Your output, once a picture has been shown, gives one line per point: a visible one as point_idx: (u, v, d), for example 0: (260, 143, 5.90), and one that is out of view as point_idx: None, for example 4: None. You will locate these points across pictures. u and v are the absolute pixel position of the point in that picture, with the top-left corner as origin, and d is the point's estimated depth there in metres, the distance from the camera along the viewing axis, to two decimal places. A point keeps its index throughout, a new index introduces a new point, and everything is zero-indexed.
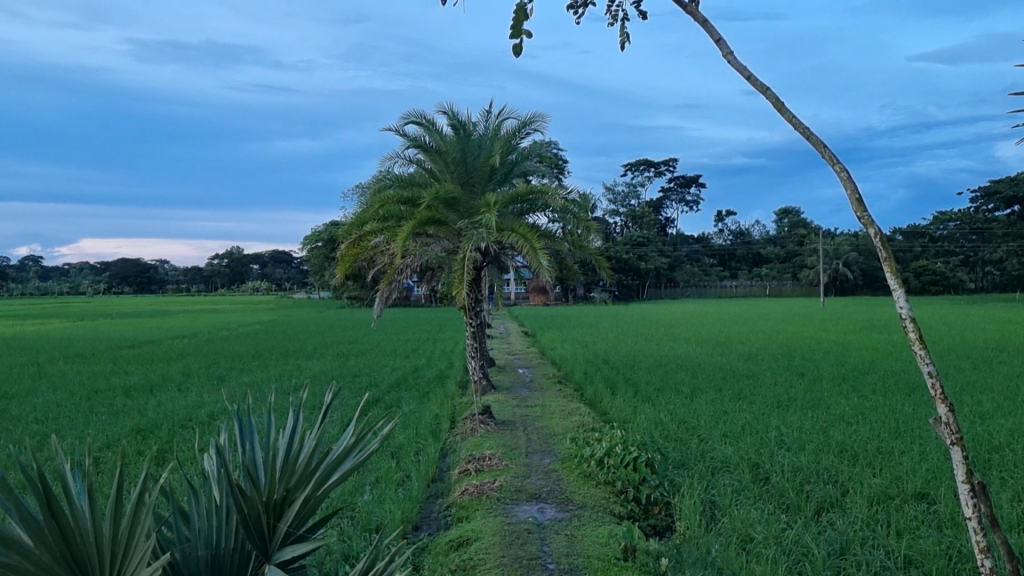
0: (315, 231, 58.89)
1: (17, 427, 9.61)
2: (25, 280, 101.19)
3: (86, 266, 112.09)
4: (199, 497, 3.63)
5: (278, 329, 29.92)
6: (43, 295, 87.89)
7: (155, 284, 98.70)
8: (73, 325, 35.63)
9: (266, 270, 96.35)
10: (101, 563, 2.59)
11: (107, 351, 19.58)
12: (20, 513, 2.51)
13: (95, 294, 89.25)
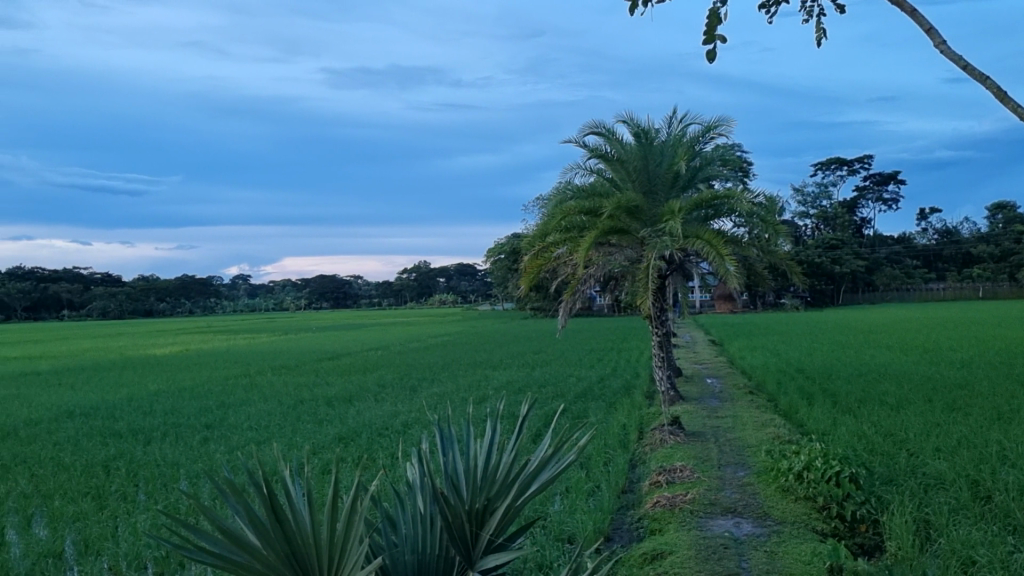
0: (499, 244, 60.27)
1: (234, 435, 10.37)
2: (236, 297, 109.95)
3: (287, 283, 120.27)
4: (406, 505, 3.73)
5: (469, 340, 30.79)
6: (254, 312, 94.61)
7: (350, 298, 104.23)
8: (284, 339, 38.31)
9: (452, 283, 99.51)
10: (320, 565, 2.82)
11: (309, 363, 20.75)
12: (248, 516, 2.78)
13: (297, 309, 95.50)
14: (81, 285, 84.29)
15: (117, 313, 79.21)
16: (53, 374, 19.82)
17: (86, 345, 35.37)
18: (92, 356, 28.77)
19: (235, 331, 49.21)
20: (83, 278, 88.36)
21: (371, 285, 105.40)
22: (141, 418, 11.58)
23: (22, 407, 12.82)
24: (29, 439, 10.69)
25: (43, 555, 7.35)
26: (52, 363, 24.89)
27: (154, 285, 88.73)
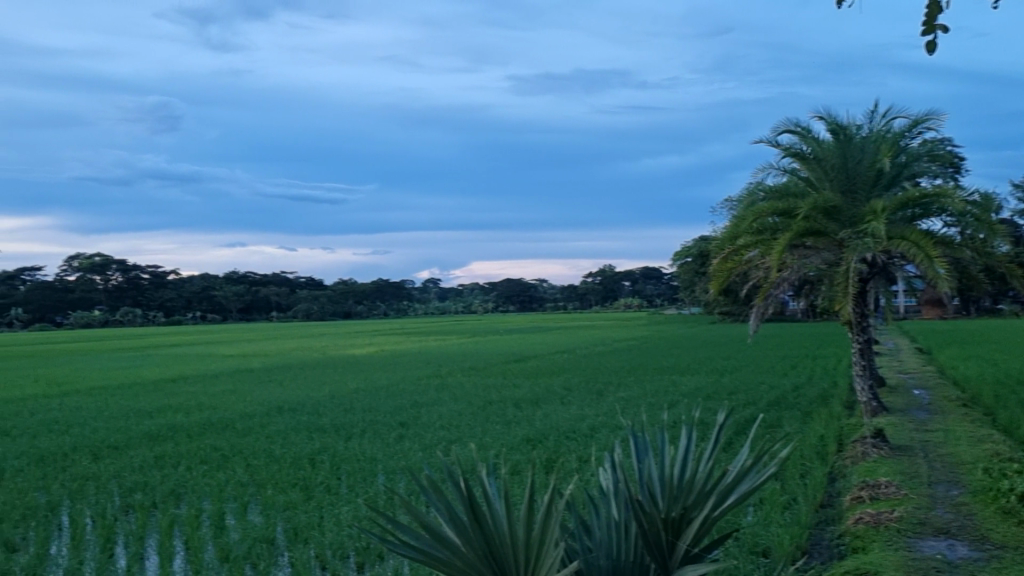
0: (685, 246, 59.28)
1: (428, 433, 10.76)
2: (427, 299, 114.58)
3: (475, 285, 123.84)
4: (599, 510, 4.21)
5: (659, 345, 30.37)
6: (443, 314, 97.65)
7: (535, 301, 105.77)
8: (477, 341, 39.36)
9: (636, 287, 98.65)
10: (515, 560, 3.71)
11: (498, 365, 21.21)
12: (453, 517, 3.78)
13: (483, 311, 97.92)
14: (287, 288, 90.26)
15: (319, 315, 84.21)
16: (266, 371, 21.27)
17: (298, 346, 37.83)
18: (299, 354, 30.75)
19: (431, 332, 50.96)
20: (289, 282, 94.57)
21: (555, 288, 106.48)
22: (342, 415, 12.24)
23: (239, 402, 13.86)
24: (245, 432, 11.57)
25: (258, 540, 7.88)
26: (265, 361, 26.77)
27: (351, 288, 93.62)
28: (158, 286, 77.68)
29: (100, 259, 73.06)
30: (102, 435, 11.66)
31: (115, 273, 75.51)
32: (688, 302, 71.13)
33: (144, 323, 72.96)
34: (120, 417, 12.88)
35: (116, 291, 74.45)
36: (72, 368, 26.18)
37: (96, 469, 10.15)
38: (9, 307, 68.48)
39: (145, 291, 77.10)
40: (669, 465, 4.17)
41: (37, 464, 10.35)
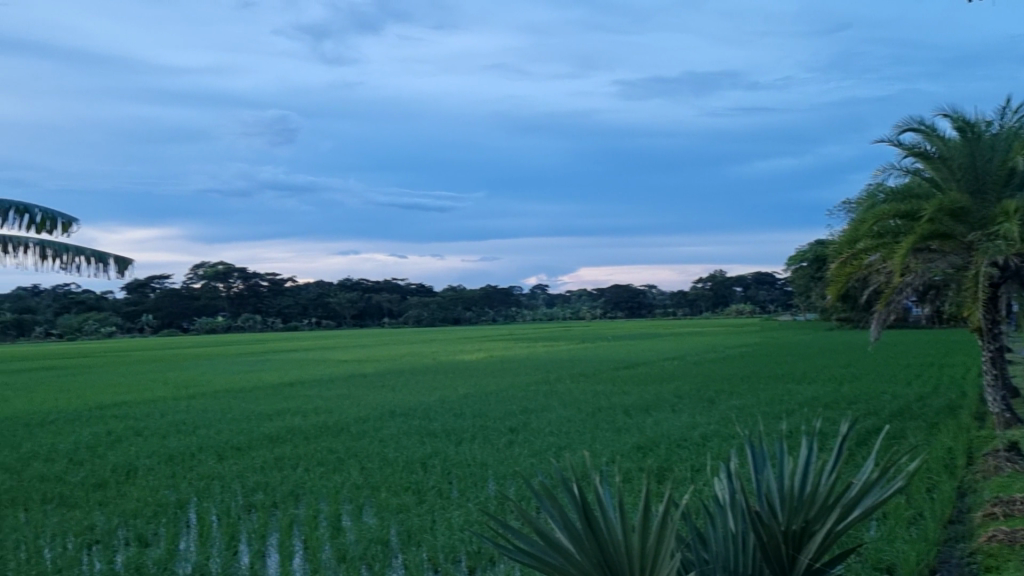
0: (800, 251, 57.67)
1: (537, 439, 10.79)
2: (534, 305, 115.05)
3: (583, 291, 123.70)
4: (715, 522, 4.09)
5: (775, 352, 29.62)
6: (551, 320, 97.78)
7: (644, 307, 104.78)
8: (586, 347, 39.29)
9: (748, 293, 96.52)
10: (631, 571, 3.67)
11: (606, 371, 21.10)
12: (565, 522, 3.80)
13: (591, 317, 97.64)
14: (398, 295, 92.24)
15: (429, 320, 85.77)
16: (380, 376, 21.79)
17: (412, 351, 38.71)
18: (411, 359, 31.43)
19: (542, 339, 51.14)
20: (400, 289, 96.65)
21: (664, 294, 105.33)
22: (453, 420, 12.40)
23: (353, 406, 14.23)
24: (360, 435, 11.88)
25: (372, 541, 8.06)
26: (379, 366, 27.46)
27: (460, 295, 94.89)
28: (276, 293, 80.77)
29: (223, 267, 76.10)
30: (226, 436, 12.17)
31: (236, 280, 79.02)
32: (804, 309, 69.06)
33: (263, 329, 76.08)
34: (242, 419, 13.42)
35: (237, 298, 77.76)
36: (201, 372, 27.53)
37: (220, 468, 10.60)
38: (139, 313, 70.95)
39: (264, 298, 80.30)
40: (788, 477, 4.06)
41: (166, 463, 10.90)
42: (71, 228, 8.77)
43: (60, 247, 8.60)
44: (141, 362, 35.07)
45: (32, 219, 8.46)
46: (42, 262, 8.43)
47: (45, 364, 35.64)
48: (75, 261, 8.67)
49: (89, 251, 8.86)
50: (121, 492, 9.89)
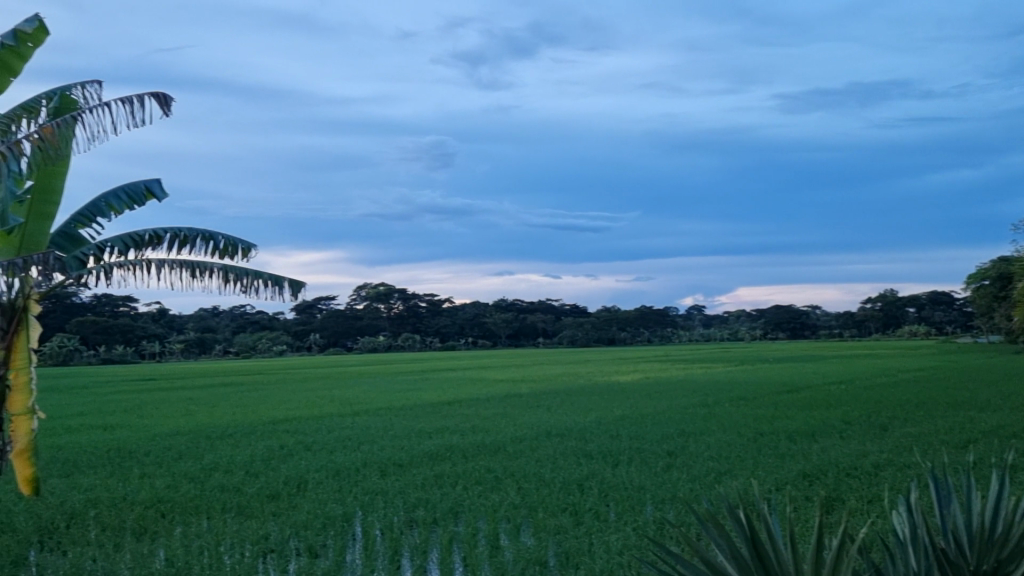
0: (982, 268, 53.79)
1: (696, 464, 10.55)
2: (690, 326, 112.68)
3: (741, 312, 120.15)
4: (895, 558, 3.81)
5: (957, 377, 27.65)
6: (708, 340, 95.41)
7: (806, 328, 100.59)
8: (749, 369, 38.02)
9: (922, 313, 90.87)
10: None
11: (767, 395, 20.38)
12: (731, 552, 3.67)
13: (750, 339, 94.62)
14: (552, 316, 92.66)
15: (583, 340, 85.66)
16: (537, 396, 21.92)
17: (570, 371, 38.89)
18: (566, 380, 31.45)
19: (703, 360, 50.06)
20: (554, 308, 97.04)
21: (828, 315, 100.76)
22: (609, 442, 12.32)
23: (510, 426, 14.39)
24: (517, 455, 11.99)
25: (531, 561, 8.07)
26: (535, 387, 27.64)
27: (614, 315, 94.24)
28: (434, 313, 82.82)
29: (384, 289, 78.73)
30: (389, 453, 12.58)
31: (397, 301, 81.76)
32: (987, 330, 64.14)
33: (422, 348, 78.68)
34: (403, 436, 13.84)
35: (398, 318, 80.27)
36: (366, 389, 28.70)
37: (383, 484, 10.93)
38: (307, 333, 75.26)
39: (423, 318, 82.52)
40: (976, 513, 3.80)
41: (333, 477, 11.37)
42: (250, 253, 9.32)
43: (241, 271, 9.17)
44: (314, 379, 37.15)
45: (217, 246, 9.06)
46: (225, 285, 9.01)
47: (230, 379, 38.49)
48: (254, 284, 9.21)
49: (266, 274, 9.38)
50: (292, 504, 10.38)
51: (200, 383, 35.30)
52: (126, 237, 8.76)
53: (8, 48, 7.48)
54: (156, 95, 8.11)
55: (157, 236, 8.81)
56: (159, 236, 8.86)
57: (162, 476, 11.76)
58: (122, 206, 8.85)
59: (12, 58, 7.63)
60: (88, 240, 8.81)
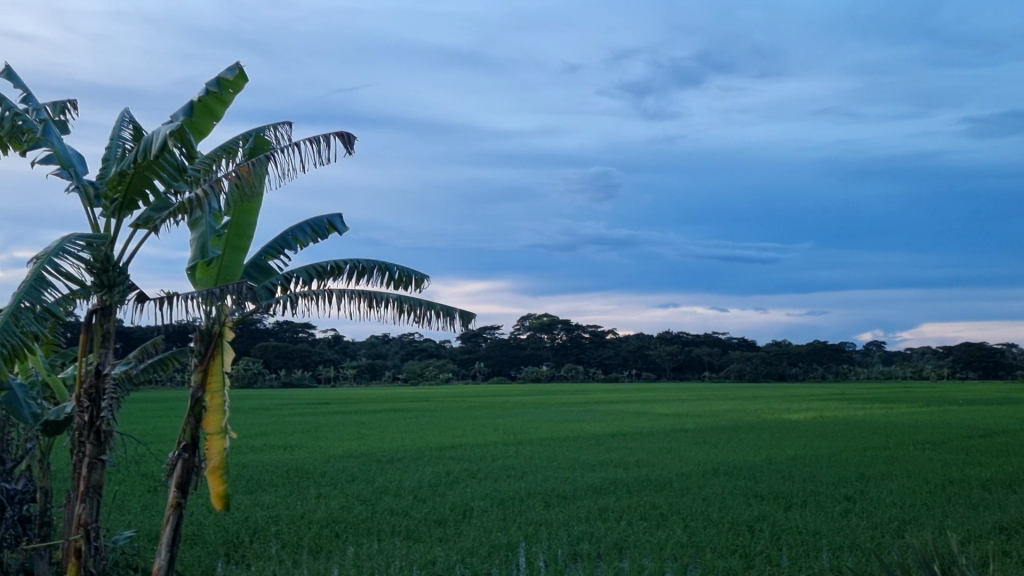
0: None
1: (877, 510, 9.98)
2: (869, 363, 106.24)
3: (926, 349, 112.20)
4: None
5: None
6: (889, 377, 89.62)
7: (1002, 368, 92.58)
8: (945, 411, 35.06)
9: None
10: None
11: (959, 440, 18.91)
12: None
13: (937, 378, 88.11)
14: (719, 348, 89.93)
15: (752, 375, 82.42)
16: (702, 431, 21.37)
17: (741, 407, 37.55)
18: (737, 417, 30.36)
19: (890, 401, 46.71)
20: (719, 339, 94.20)
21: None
22: (781, 483, 11.85)
23: (676, 461, 14.11)
24: (683, 491, 11.73)
25: None
26: (704, 423, 26.87)
27: (787, 349, 90.23)
28: (597, 343, 82.31)
29: (549, 319, 78.94)
30: (554, 484, 12.61)
31: (560, 332, 81.39)
32: None
33: (584, 379, 78.65)
34: (567, 468, 13.86)
35: (562, 348, 80.33)
36: (529, 418, 28.84)
37: (548, 515, 10.96)
38: (472, 361, 77.03)
39: (586, 348, 82.18)
40: None
41: (498, 506, 11.49)
42: (423, 284, 9.61)
43: (414, 301, 9.48)
44: (481, 407, 37.89)
45: (392, 276, 9.41)
46: (399, 315, 9.33)
47: (402, 404, 39.93)
48: (426, 315, 9.49)
49: (438, 305, 9.64)
50: (458, 530, 10.55)
51: (375, 408, 36.80)
52: (310, 269, 9.25)
53: (212, 94, 8.11)
54: (340, 134, 8.56)
55: (338, 267, 9.24)
56: (339, 266, 9.29)
57: (337, 496, 12.27)
58: (307, 239, 9.37)
59: (215, 103, 8.25)
60: (276, 271, 9.37)
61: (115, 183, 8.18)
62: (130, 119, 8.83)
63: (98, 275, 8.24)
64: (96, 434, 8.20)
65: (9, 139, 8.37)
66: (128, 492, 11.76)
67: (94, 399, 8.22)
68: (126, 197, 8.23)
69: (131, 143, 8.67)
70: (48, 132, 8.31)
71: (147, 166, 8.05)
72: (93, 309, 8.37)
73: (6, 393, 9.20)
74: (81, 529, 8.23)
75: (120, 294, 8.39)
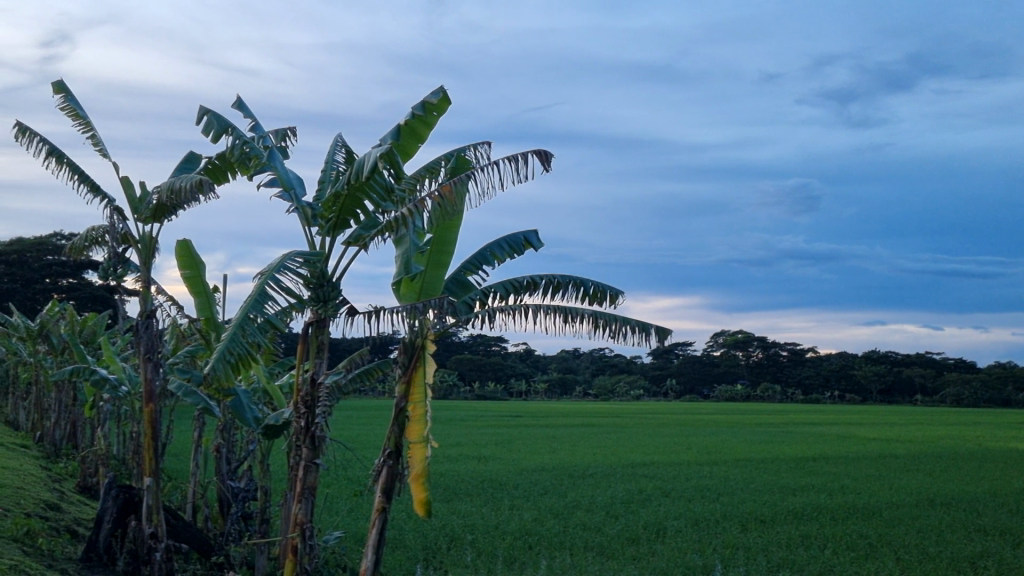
0: None
1: None
2: None
3: None
4: None
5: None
6: None
7: None
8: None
9: None
10: None
11: None
12: None
13: None
14: (935, 369, 83.26)
15: (973, 400, 75.46)
16: (916, 459, 19.83)
17: (969, 435, 34.07)
18: (958, 444, 27.98)
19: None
20: (934, 360, 86.87)
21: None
22: (1005, 518, 10.86)
23: (884, 489, 13.24)
24: (893, 522, 11.01)
25: None
26: (920, 449, 24.99)
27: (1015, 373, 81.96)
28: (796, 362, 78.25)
29: (743, 336, 75.97)
30: (752, 507, 12.18)
31: (757, 351, 76.67)
32: None
33: (782, 400, 75.07)
34: (766, 491, 13.34)
35: (757, 366, 76.91)
36: (725, 438, 28.05)
37: (745, 539, 10.60)
38: (664, 377, 76.35)
39: (785, 368, 77.63)
40: None
41: (693, 527, 11.23)
42: (618, 300, 9.58)
43: (610, 317, 9.46)
44: (675, 425, 37.21)
45: (587, 291, 9.45)
46: (594, 330, 9.35)
47: (596, 419, 39.87)
48: (622, 330, 9.45)
49: (633, 321, 9.58)
50: (652, 550, 10.38)
51: (567, 422, 36.90)
52: (507, 284, 9.46)
53: (417, 117, 8.49)
54: (538, 152, 8.71)
55: (534, 282, 9.39)
56: (535, 282, 9.44)
57: (529, 509, 12.43)
58: (504, 255, 9.59)
59: (420, 126, 8.62)
60: (474, 286, 9.65)
61: (330, 205, 8.75)
62: (343, 144, 9.41)
63: (315, 290, 8.79)
64: (311, 439, 8.73)
65: (238, 165, 9.17)
66: (336, 494, 12.48)
67: (310, 406, 8.77)
68: (340, 217, 8.77)
69: (343, 166, 9.25)
70: (272, 157, 9.02)
71: (359, 188, 8.53)
72: (309, 321, 8.96)
73: (232, 398, 10.00)
74: (297, 527, 8.76)
75: (333, 307, 8.92)
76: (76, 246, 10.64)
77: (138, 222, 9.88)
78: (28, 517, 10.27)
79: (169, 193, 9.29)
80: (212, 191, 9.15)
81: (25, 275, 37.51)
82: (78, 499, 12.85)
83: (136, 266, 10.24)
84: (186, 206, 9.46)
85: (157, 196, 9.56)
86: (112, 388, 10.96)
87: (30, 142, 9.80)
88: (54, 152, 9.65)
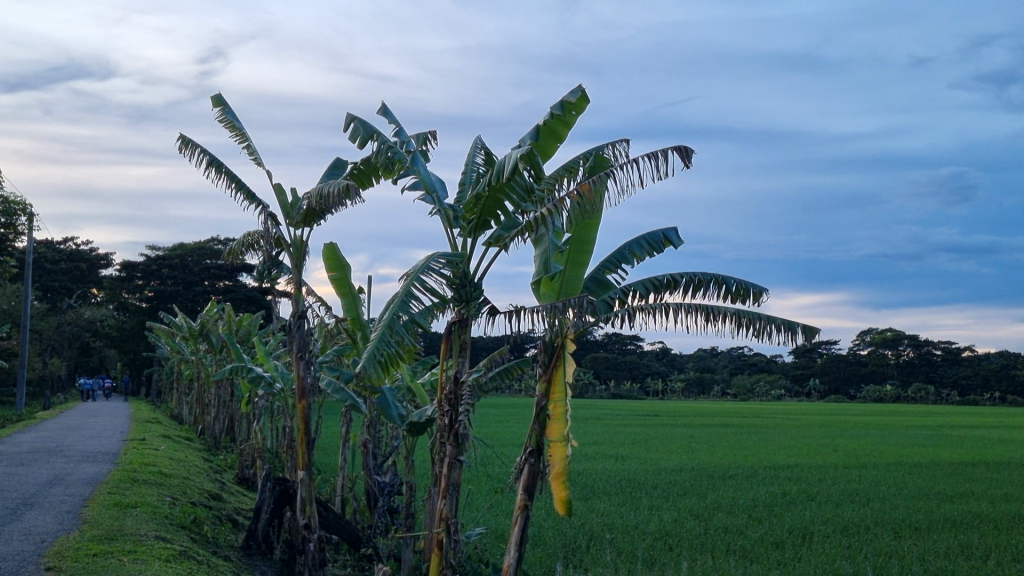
0: None
1: None
2: None
3: None
4: None
5: None
6: None
7: None
8: None
9: None
10: None
11: None
12: None
13: None
14: None
15: None
16: None
17: None
18: None
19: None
20: None
21: None
22: None
23: None
24: None
25: None
26: None
27: None
28: (952, 362, 73.34)
29: (892, 334, 71.93)
30: (905, 513, 11.64)
31: (908, 347, 73.75)
32: None
33: (936, 401, 71.26)
34: (920, 497, 12.71)
35: (908, 366, 73.05)
36: (878, 442, 26.86)
37: (900, 546, 10.15)
38: (807, 377, 74.30)
39: (939, 366, 73.91)
40: None
41: (841, 533, 10.85)
42: (762, 297, 9.32)
43: (754, 315, 9.24)
44: (824, 426, 35.97)
45: (729, 289, 9.25)
46: (738, 329, 9.16)
47: (738, 420, 39.02)
48: (766, 329, 9.20)
49: (779, 319, 9.33)
50: (798, 555, 10.09)
51: (707, 423, 36.03)
52: (647, 282, 9.38)
53: (555, 117, 8.54)
54: (677, 149, 8.60)
55: (674, 281, 9.28)
56: (675, 280, 9.31)
57: (668, 509, 12.30)
58: (643, 253, 9.51)
59: (559, 125, 8.65)
60: (613, 285, 9.61)
61: (471, 206, 8.92)
62: (482, 145, 9.57)
63: (458, 290, 8.99)
64: (455, 436, 8.90)
65: (383, 169, 9.45)
66: (478, 491, 12.75)
67: (454, 404, 8.93)
68: (480, 218, 8.93)
69: (482, 167, 9.41)
70: (415, 161, 9.25)
71: (499, 189, 8.67)
72: (452, 320, 9.15)
73: (378, 396, 10.31)
74: (443, 522, 8.96)
75: (477, 307, 9.08)
76: (234, 250, 11.23)
77: (291, 227, 10.36)
78: (195, 506, 10.95)
79: (319, 198, 9.68)
80: (358, 195, 9.47)
81: (188, 278, 39.77)
82: (237, 489, 13.61)
83: (288, 268, 10.72)
84: (334, 210, 9.83)
85: (307, 201, 9.97)
86: (267, 385, 11.50)
87: (193, 153, 10.43)
88: (215, 161, 10.23)
